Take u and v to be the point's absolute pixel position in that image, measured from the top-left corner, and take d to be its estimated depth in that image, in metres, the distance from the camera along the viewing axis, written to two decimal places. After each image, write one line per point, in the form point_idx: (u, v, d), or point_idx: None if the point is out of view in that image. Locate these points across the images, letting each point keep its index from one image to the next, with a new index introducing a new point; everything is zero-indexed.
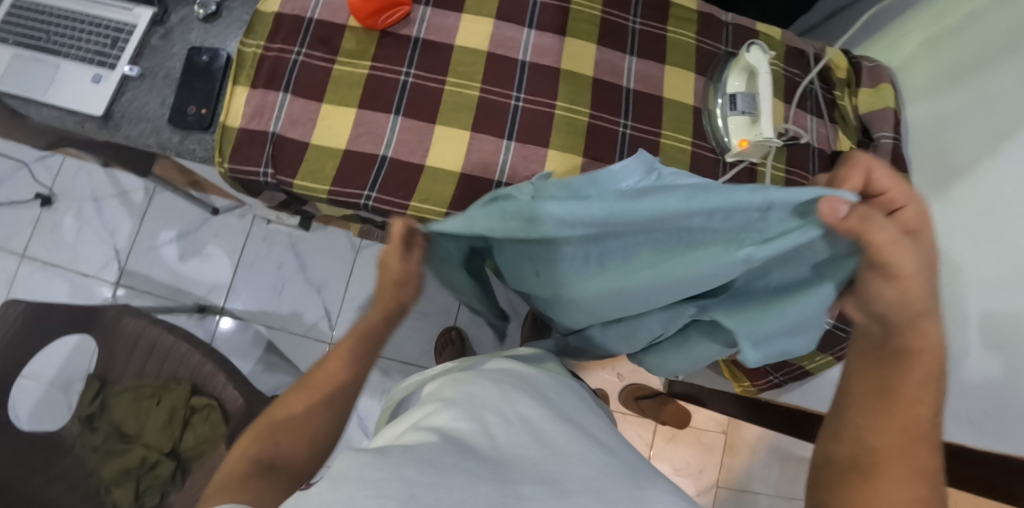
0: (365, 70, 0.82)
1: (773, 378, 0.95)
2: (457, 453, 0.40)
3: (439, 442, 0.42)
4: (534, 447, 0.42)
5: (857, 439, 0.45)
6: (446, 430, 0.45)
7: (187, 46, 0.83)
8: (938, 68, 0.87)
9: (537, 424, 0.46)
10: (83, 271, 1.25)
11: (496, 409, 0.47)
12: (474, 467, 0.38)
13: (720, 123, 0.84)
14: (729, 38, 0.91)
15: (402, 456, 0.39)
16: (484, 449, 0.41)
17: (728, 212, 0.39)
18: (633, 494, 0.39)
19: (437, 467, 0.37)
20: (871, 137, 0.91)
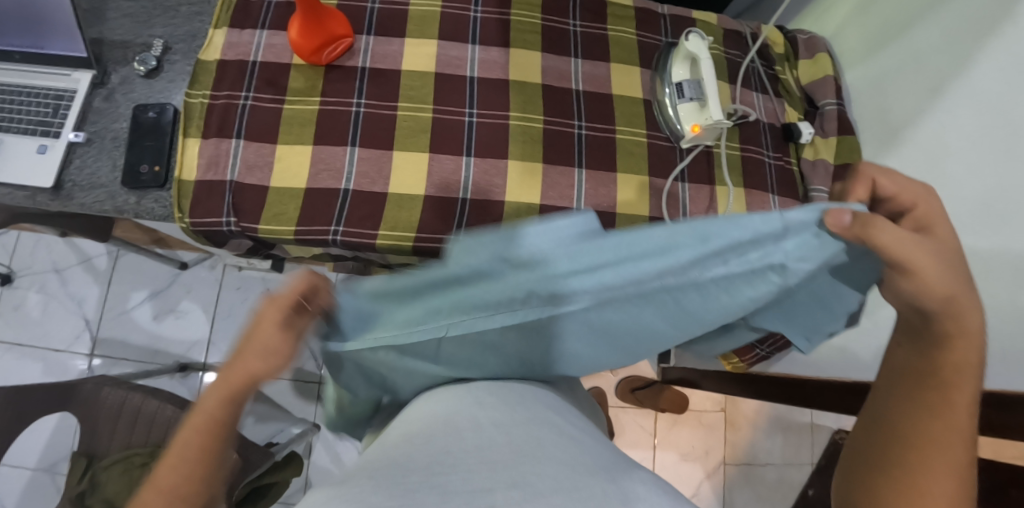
0: (316, 106, 0.82)
1: (760, 351, 0.97)
2: (422, 469, 0.39)
3: (405, 459, 0.41)
4: (504, 449, 0.41)
5: (892, 429, 0.43)
6: (418, 442, 0.44)
7: (132, 104, 0.82)
8: (867, 34, 0.91)
9: (508, 426, 0.45)
10: (54, 347, 1.21)
11: (465, 417, 0.46)
12: (444, 480, 0.38)
13: (670, 112, 0.87)
14: (667, 29, 0.94)
15: (366, 482, 0.39)
16: (450, 458, 0.41)
17: (745, 249, 0.37)
18: (610, 489, 0.37)
19: (403, 487, 0.37)
20: (816, 106, 0.95)
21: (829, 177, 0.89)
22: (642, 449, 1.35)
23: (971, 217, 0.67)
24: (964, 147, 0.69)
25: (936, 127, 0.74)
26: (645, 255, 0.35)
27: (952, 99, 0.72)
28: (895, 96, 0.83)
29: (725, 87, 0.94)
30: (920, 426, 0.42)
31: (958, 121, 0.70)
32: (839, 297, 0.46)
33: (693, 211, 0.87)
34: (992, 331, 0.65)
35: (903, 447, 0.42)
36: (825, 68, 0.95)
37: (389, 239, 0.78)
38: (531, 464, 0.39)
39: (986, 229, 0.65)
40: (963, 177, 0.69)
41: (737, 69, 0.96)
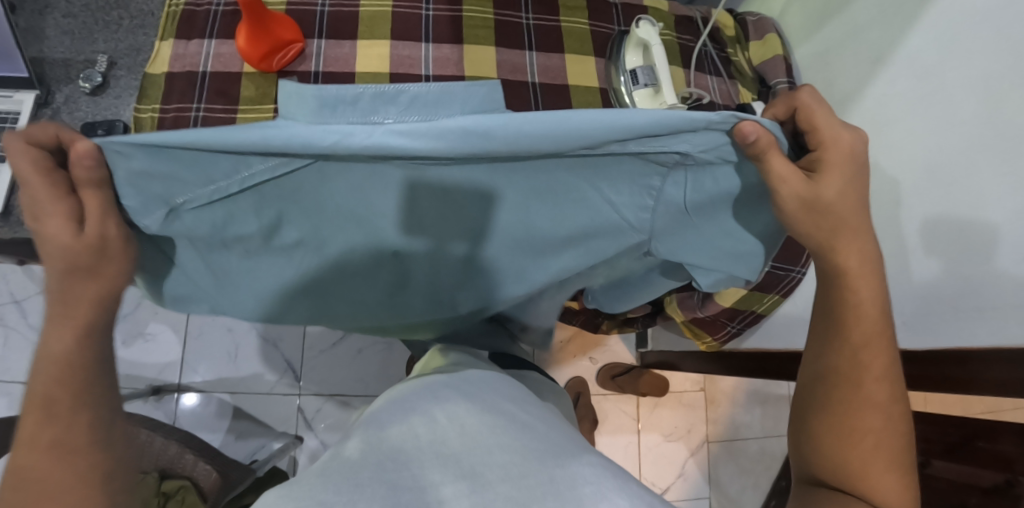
0: (270, 114, 0.81)
1: (732, 327, 0.99)
2: (379, 459, 0.42)
3: (367, 446, 0.44)
4: (457, 439, 0.44)
5: (816, 364, 0.53)
6: (375, 435, 0.46)
7: (78, 122, 0.85)
8: (812, 10, 0.93)
9: (466, 416, 0.47)
10: (19, 381, 1.17)
11: (420, 409, 0.48)
12: (399, 473, 0.40)
13: (626, 98, 0.86)
14: (619, 17, 0.95)
15: (320, 478, 0.40)
16: (408, 449, 0.43)
17: (648, 138, 0.40)
18: (556, 474, 0.40)
19: (357, 483, 0.38)
20: (768, 86, 0.97)
21: None
22: (626, 434, 1.36)
23: (916, 178, 0.70)
24: (906, 114, 0.72)
25: (879, 96, 0.76)
26: (562, 135, 0.37)
27: (893, 69, 0.74)
28: (839, 70, 0.85)
29: (679, 72, 0.96)
30: (841, 365, 0.51)
31: (900, 89, 0.73)
32: (743, 225, 0.50)
33: None
34: (930, 284, 0.68)
35: (840, 391, 0.50)
36: (775, 48, 0.97)
37: None
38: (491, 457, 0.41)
39: (936, 188, 0.67)
40: (908, 140, 0.71)
41: (689, 54, 0.98)
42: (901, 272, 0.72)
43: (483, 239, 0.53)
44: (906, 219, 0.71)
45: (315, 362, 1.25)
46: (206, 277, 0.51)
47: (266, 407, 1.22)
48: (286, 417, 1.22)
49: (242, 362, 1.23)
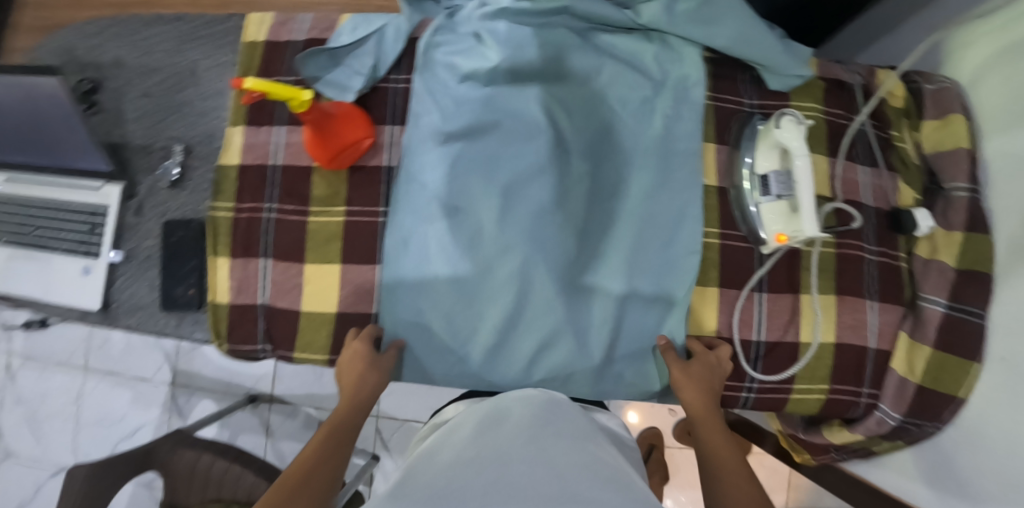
0: (341, 218, 0.76)
1: (835, 455, 0.87)
2: (513, 440, 0.63)
3: (483, 435, 0.65)
4: (551, 434, 0.65)
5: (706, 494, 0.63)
6: (494, 430, 0.65)
7: (160, 219, 0.80)
8: (1004, 98, 0.70)
9: (607, 444, 0.68)
10: (140, 377, 1.28)
11: (524, 428, 0.66)
12: (540, 438, 0.63)
13: (750, 209, 0.74)
14: (752, 90, 0.79)
15: (467, 457, 0.61)
16: (529, 439, 0.63)
17: (629, 36, 0.79)
18: (578, 443, 0.64)
19: (506, 446, 0.61)
20: (941, 186, 0.76)
21: (947, 287, 0.73)
22: (699, 490, 1.29)
23: None
24: None
25: None
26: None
27: None
28: None
29: (822, 161, 0.77)
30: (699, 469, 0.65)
31: None
32: (664, 208, 0.76)
33: (769, 327, 0.75)
34: None
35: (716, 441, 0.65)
36: (957, 135, 0.74)
37: (305, 356, 0.76)
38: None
39: None
40: None
41: (840, 136, 0.78)
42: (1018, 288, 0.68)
43: (563, 151, 0.75)
44: None
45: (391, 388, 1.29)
46: (450, 66, 0.77)
47: None
48: (364, 436, 1.28)
49: (325, 382, 1.26)
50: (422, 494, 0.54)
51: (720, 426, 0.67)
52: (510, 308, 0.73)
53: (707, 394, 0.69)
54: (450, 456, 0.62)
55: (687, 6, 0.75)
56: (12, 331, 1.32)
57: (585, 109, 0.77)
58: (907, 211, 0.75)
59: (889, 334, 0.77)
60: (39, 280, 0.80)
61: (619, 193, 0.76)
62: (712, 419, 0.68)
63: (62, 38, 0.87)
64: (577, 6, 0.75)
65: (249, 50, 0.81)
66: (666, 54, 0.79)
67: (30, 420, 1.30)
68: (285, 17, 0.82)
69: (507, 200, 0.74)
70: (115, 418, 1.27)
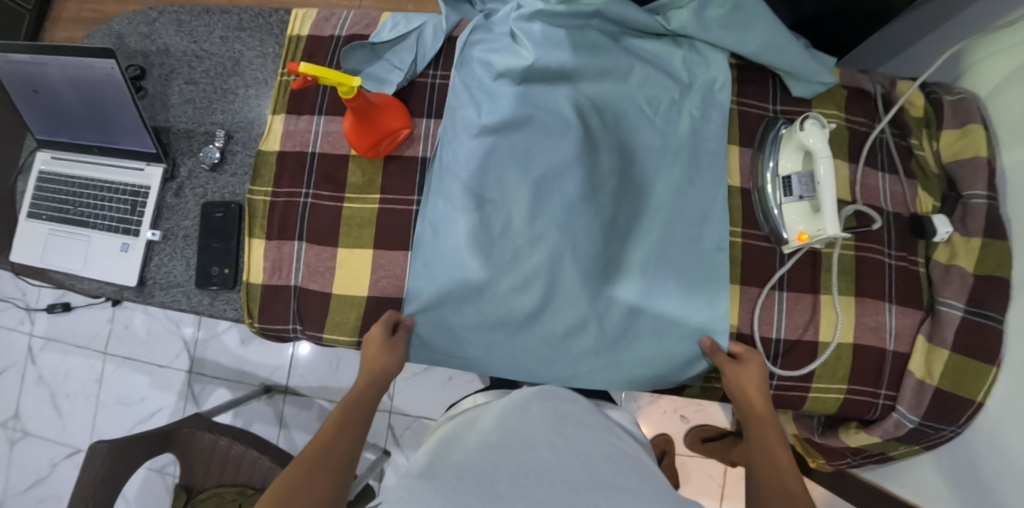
0: (375, 205, 0.79)
1: (852, 460, 0.87)
2: (536, 428, 0.63)
3: (506, 421, 0.65)
4: (572, 425, 0.65)
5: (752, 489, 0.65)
6: (517, 416, 0.66)
7: (200, 200, 0.83)
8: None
9: (624, 435, 0.69)
10: (158, 363, 1.29)
11: (546, 418, 0.66)
12: (562, 429, 0.64)
13: (773, 209, 0.76)
14: (776, 95, 0.82)
15: (491, 440, 0.61)
16: (549, 428, 0.64)
17: (658, 41, 0.82)
18: (597, 435, 0.64)
19: (527, 434, 0.62)
20: (959, 193, 0.78)
21: (965, 291, 0.75)
22: (709, 499, 1.28)
23: None
24: None
25: None
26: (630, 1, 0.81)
27: None
28: None
29: (843, 166, 0.80)
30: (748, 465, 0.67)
31: None
32: (688, 208, 0.78)
33: (789, 325, 0.76)
34: None
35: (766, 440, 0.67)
36: (976, 144, 0.76)
37: (333, 338, 0.77)
38: (611, 500, 0.51)
39: None
40: None
41: (861, 142, 0.80)
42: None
43: (593, 149, 0.77)
44: None
45: (405, 385, 1.30)
46: (484, 62, 0.79)
47: None
48: (377, 431, 1.29)
49: (341, 375, 1.27)
50: (450, 474, 0.55)
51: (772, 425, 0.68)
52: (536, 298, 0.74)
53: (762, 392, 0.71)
54: (474, 439, 0.62)
55: (717, 12, 0.78)
56: (36, 313, 1.34)
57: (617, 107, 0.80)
58: (926, 217, 0.77)
59: (907, 337, 0.78)
60: (80, 255, 0.83)
61: (650, 189, 0.77)
62: (765, 418, 0.69)
63: (112, 26, 0.90)
64: (611, 9, 0.78)
65: (292, 43, 0.84)
66: (695, 58, 0.81)
67: (48, 401, 1.32)
68: (329, 13, 0.86)
69: (535, 194, 0.76)
70: (132, 403, 1.29)
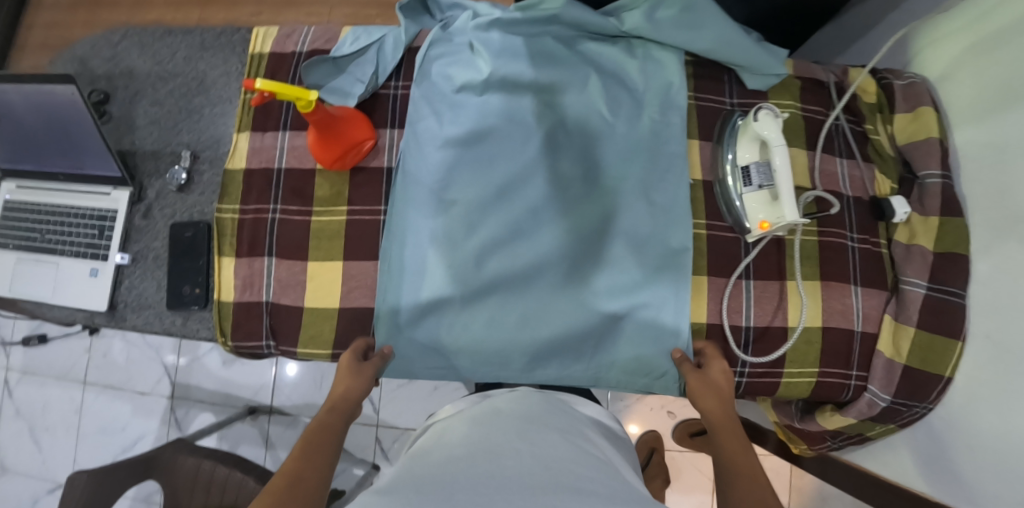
0: (343, 217, 0.79)
1: (832, 443, 0.88)
2: (508, 436, 0.63)
3: (477, 432, 0.65)
4: (544, 431, 0.65)
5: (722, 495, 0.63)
6: (488, 425, 0.66)
7: (168, 221, 0.83)
8: (971, 90, 0.75)
9: (595, 437, 0.69)
10: (139, 390, 1.28)
11: (517, 425, 0.66)
12: (532, 435, 0.64)
13: (734, 200, 0.77)
14: (733, 89, 0.84)
15: (460, 452, 0.61)
16: (520, 435, 0.63)
17: (613, 44, 0.83)
18: (568, 439, 0.64)
19: (499, 442, 0.61)
20: (915, 174, 0.80)
21: (926, 269, 0.76)
22: (701, 493, 1.28)
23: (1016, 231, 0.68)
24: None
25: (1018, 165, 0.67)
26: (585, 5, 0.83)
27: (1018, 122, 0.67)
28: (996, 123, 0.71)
29: (801, 154, 0.81)
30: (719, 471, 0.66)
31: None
32: (652, 206, 0.79)
33: (758, 313, 0.78)
34: (1005, 294, 0.69)
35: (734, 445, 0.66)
36: (928, 126, 0.78)
37: (308, 352, 0.77)
38: (577, 502, 0.50)
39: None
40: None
41: (818, 130, 0.82)
42: (990, 269, 0.71)
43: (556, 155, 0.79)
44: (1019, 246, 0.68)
45: (391, 397, 1.30)
46: (445, 75, 0.81)
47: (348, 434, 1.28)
48: (365, 446, 1.28)
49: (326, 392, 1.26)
50: (408, 484, 0.54)
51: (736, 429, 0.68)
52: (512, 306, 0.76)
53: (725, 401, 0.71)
54: (444, 452, 0.62)
55: (668, 12, 0.80)
56: (12, 346, 1.32)
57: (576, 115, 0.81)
58: (885, 199, 0.79)
59: (875, 318, 0.79)
60: (48, 283, 0.82)
61: (627, 186, 0.78)
62: (728, 424, 0.69)
63: (74, 52, 0.91)
64: (566, 14, 0.79)
65: (255, 61, 0.85)
66: (650, 66, 0.83)
67: (28, 435, 1.30)
68: (291, 31, 0.86)
69: (503, 202, 0.77)
70: (114, 432, 1.27)
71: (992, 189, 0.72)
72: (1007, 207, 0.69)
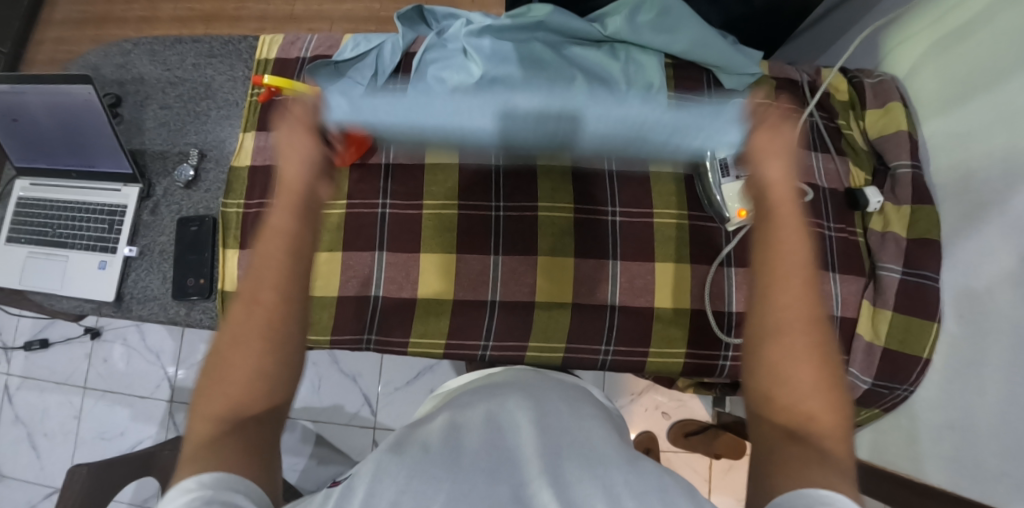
0: (342, 210, 0.83)
1: None
2: (512, 405, 0.66)
3: (480, 402, 0.67)
4: (546, 401, 0.68)
5: (762, 302, 0.52)
6: (490, 396, 0.68)
7: (175, 216, 0.86)
8: (936, 84, 0.80)
9: (597, 409, 0.72)
10: (139, 394, 1.30)
11: (522, 396, 0.68)
12: (532, 405, 0.66)
13: (713, 191, 0.80)
14: (712, 89, 0.89)
15: (462, 420, 0.63)
16: (522, 404, 0.66)
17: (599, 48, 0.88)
18: (564, 409, 0.67)
19: (501, 412, 0.64)
20: (887, 165, 0.84)
21: (900, 254, 0.79)
22: None
23: (979, 214, 0.72)
24: (987, 152, 0.71)
25: (981, 152, 0.72)
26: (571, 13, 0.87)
27: (978, 111, 0.72)
28: (959, 115, 0.75)
29: None
30: (770, 258, 0.53)
31: (989, 137, 0.70)
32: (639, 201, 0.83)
33: (741, 298, 0.81)
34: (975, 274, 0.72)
35: (781, 274, 0.52)
36: (897, 119, 0.82)
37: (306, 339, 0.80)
38: (572, 472, 0.54)
39: (990, 227, 0.70)
40: (987, 173, 0.71)
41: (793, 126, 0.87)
42: (956, 251, 0.76)
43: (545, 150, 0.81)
44: (982, 230, 0.72)
45: (389, 400, 1.31)
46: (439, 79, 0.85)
47: (346, 437, 1.30)
48: (362, 448, 1.29)
49: (323, 395, 1.32)
50: (413, 451, 0.57)
51: (801, 236, 0.52)
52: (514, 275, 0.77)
53: (790, 189, 0.54)
54: (450, 418, 0.65)
55: (648, 17, 0.85)
56: (14, 352, 1.35)
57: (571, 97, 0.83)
58: (859, 189, 0.83)
59: (854, 303, 0.82)
60: (58, 276, 0.86)
61: (614, 141, 0.65)
62: (791, 213, 0.53)
63: (89, 59, 0.96)
64: (552, 20, 0.85)
65: (260, 66, 0.90)
66: (632, 67, 0.88)
67: (27, 441, 1.31)
68: (294, 38, 0.92)
69: (510, 139, 0.70)
70: (113, 436, 1.28)
71: (956, 176, 0.76)
72: (971, 192, 0.74)
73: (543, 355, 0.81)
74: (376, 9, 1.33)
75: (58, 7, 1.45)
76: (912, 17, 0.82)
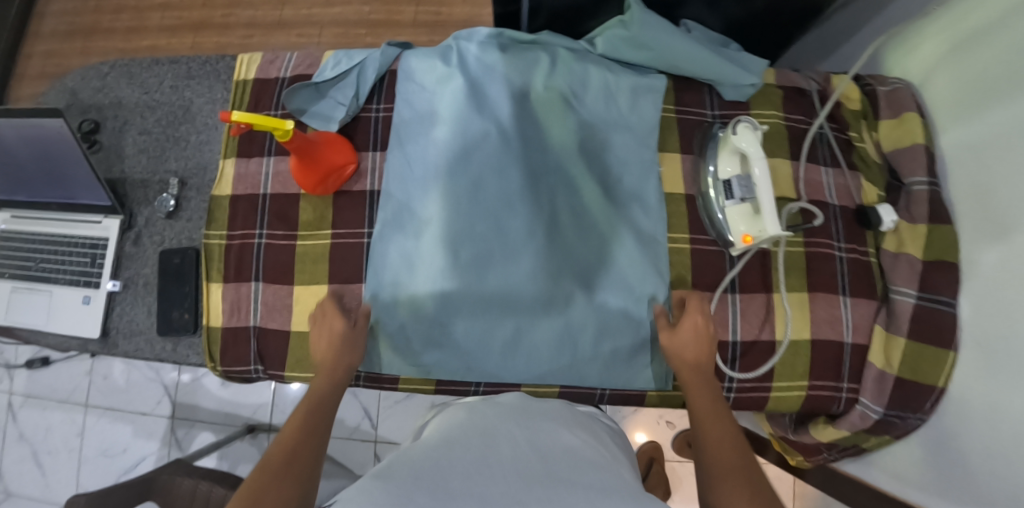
0: (327, 240, 0.80)
1: (828, 455, 0.86)
2: (510, 425, 0.64)
3: (476, 421, 0.65)
4: (545, 423, 0.65)
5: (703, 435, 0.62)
6: (488, 415, 0.66)
7: (158, 248, 0.84)
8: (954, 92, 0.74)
9: (602, 434, 0.70)
10: (140, 411, 1.30)
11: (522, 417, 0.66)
12: (531, 426, 0.64)
13: (717, 214, 0.76)
14: (714, 102, 0.83)
15: (455, 439, 0.61)
16: (520, 425, 0.64)
17: None
18: (560, 430, 0.64)
19: (496, 433, 0.62)
20: (902, 181, 0.79)
21: (915, 277, 0.75)
22: None
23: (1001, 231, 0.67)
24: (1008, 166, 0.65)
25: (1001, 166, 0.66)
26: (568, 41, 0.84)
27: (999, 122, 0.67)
28: (979, 125, 0.70)
29: (785, 164, 0.81)
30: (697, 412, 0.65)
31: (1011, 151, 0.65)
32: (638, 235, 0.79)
33: (745, 326, 0.77)
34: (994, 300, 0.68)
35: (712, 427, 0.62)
36: (912, 132, 0.77)
37: (294, 376, 0.78)
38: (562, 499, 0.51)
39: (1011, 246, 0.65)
40: (1007, 188, 0.65)
41: (801, 140, 0.82)
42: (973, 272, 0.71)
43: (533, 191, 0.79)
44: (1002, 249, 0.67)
45: (389, 413, 1.30)
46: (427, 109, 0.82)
47: (347, 450, 1.29)
48: (363, 462, 1.28)
49: None
50: (399, 472, 0.54)
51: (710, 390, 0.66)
52: (506, 327, 0.76)
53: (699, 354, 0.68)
54: (445, 437, 0.62)
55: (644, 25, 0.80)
56: (16, 370, 1.35)
57: (563, 149, 0.79)
58: (871, 207, 0.78)
59: (864, 328, 0.78)
60: (42, 311, 0.84)
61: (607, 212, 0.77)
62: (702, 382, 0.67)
63: (66, 83, 0.93)
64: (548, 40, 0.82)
65: (239, 87, 0.86)
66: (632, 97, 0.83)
67: (34, 458, 1.32)
68: (273, 56, 0.88)
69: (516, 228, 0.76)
70: (116, 452, 1.29)
71: (975, 189, 0.70)
72: (991, 208, 0.68)
73: (539, 388, 0.79)
74: (366, 12, 1.28)
75: (44, 18, 1.42)
76: (924, 19, 0.77)
